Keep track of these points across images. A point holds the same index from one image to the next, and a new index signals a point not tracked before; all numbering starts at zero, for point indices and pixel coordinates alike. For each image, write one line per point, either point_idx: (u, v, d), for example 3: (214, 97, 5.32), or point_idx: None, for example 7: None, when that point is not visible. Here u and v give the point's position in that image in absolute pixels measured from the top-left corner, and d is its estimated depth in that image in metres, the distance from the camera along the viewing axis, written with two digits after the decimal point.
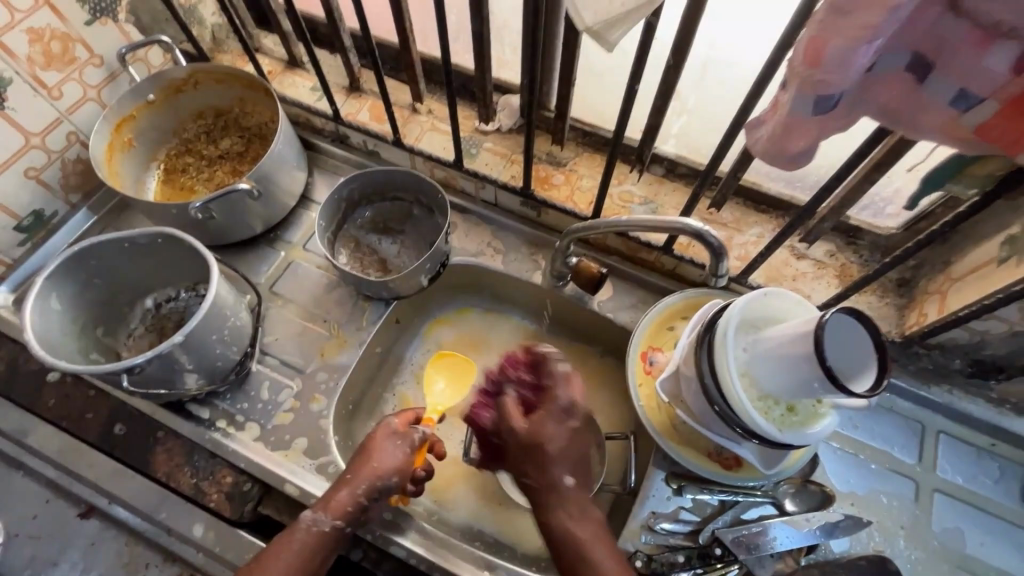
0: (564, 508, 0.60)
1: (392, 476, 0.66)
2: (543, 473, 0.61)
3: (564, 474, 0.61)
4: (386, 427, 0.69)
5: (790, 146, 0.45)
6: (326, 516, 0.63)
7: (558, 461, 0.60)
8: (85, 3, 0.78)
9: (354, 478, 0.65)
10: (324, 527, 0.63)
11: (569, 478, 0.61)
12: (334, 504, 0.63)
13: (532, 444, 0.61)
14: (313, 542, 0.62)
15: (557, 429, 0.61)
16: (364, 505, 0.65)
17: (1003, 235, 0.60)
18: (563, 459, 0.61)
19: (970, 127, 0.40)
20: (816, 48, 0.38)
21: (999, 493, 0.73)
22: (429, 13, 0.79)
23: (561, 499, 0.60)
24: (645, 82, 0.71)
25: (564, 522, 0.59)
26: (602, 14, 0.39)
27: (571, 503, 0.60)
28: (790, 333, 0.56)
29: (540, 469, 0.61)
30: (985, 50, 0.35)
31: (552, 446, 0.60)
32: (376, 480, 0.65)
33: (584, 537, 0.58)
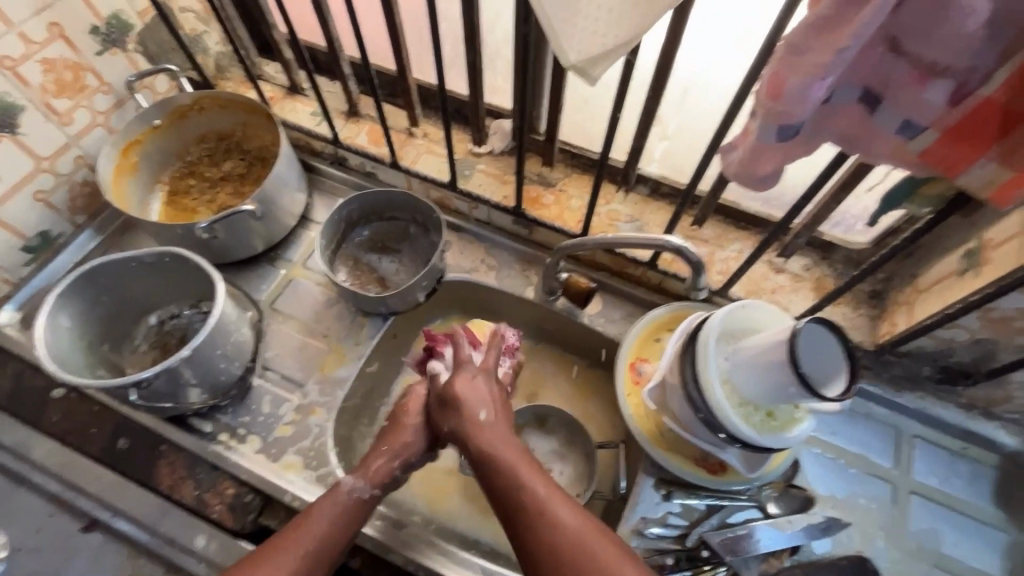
0: (489, 438, 0.64)
1: (423, 449, 0.71)
2: (461, 412, 0.68)
3: (477, 411, 0.67)
4: (416, 397, 0.74)
5: (759, 171, 0.49)
6: (366, 484, 0.65)
7: (467, 401, 0.68)
8: (96, 34, 0.82)
9: (390, 450, 0.69)
10: (364, 494, 0.65)
11: (483, 413, 0.67)
12: (371, 472, 0.67)
13: (450, 396, 0.69)
14: (353, 507, 0.64)
15: (467, 377, 0.71)
16: (397, 476, 0.69)
17: (963, 248, 0.65)
18: (474, 397, 0.68)
19: (915, 152, 0.45)
20: (778, 83, 0.42)
21: (971, 494, 0.76)
22: (425, 43, 0.84)
23: (484, 430, 0.65)
24: (629, 108, 0.76)
25: (490, 450, 0.63)
26: (585, 53, 0.43)
27: (488, 429, 0.65)
28: (767, 342, 0.60)
29: (454, 410, 0.68)
30: (925, 86, 0.40)
31: (463, 391, 0.69)
32: (408, 454, 0.70)
33: (516, 464, 0.60)
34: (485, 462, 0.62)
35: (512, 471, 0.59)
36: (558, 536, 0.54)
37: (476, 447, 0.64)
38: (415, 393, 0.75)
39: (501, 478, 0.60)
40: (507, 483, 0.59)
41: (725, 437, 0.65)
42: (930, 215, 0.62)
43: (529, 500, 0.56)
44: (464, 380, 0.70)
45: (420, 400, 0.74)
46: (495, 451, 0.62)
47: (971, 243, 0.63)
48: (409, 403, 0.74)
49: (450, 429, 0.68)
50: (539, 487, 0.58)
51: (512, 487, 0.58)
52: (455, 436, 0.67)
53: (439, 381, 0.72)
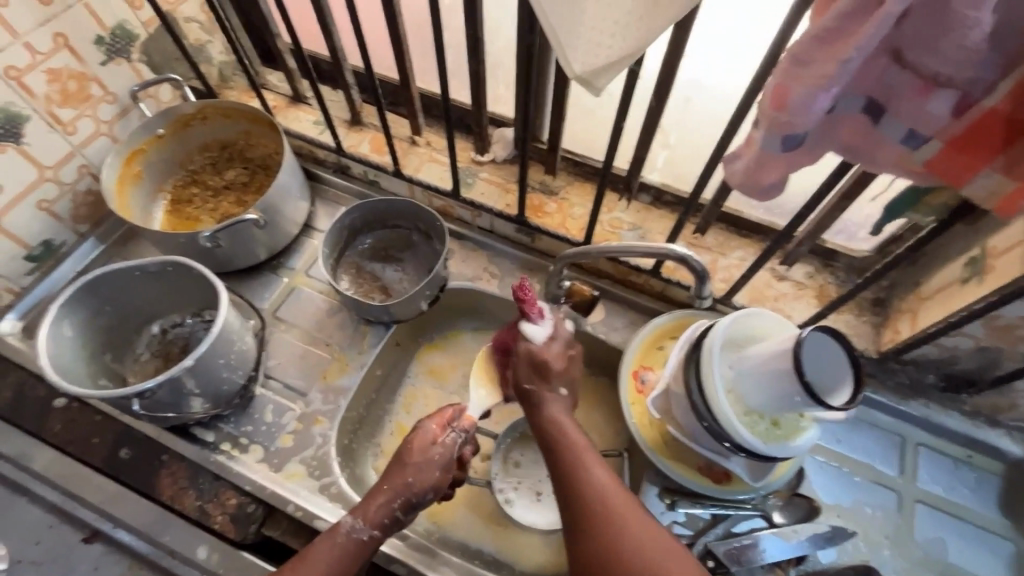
0: (559, 411, 0.66)
1: (428, 492, 0.66)
2: (545, 380, 0.68)
3: (560, 387, 0.68)
4: (421, 434, 0.69)
5: (764, 180, 0.49)
6: (364, 524, 0.64)
7: (552, 377, 0.67)
8: (101, 45, 0.83)
9: (391, 489, 0.66)
10: (363, 535, 0.64)
11: (562, 388, 0.68)
12: (371, 512, 0.64)
13: (538, 362, 0.67)
14: (353, 549, 0.63)
15: (552, 359, 0.67)
16: (399, 516, 0.66)
17: (966, 256, 0.65)
18: (563, 372, 0.68)
19: (920, 162, 0.45)
20: (781, 93, 0.42)
21: (976, 502, 0.76)
22: (428, 52, 0.85)
23: (557, 404, 0.67)
24: (631, 117, 0.76)
25: (559, 423, 0.65)
26: (590, 65, 0.43)
27: (561, 404, 0.67)
28: (771, 351, 0.60)
29: (543, 376, 0.67)
30: (929, 96, 0.40)
31: (555, 364, 0.67)
32: (410, 496, 0.65)
33: (579, 445, 0.63)
34: (552, 436, 0.65)
35: (575, 451, 0.62)
36: (614, 518, 0.56)
37: (548, 415, 0.66)
38: (423, 430, 0.69)
39: (563, 457, 0.62)
40: (568, 462, 0.61)
41: (731, 446, 0.65)
42: (933, 224, 0.62)
43: (589, 482, 0.59)
44: (554, 349, 0.68)
45: (428, 437, 0.68)
46: (565, 426, 0.65)
47: (974, 251, 0.63)
48: (414, 441, 0.68)
49: (529, 389, 0.68)
50: (599, 470, 0.60)
51: (573, 468, 0.61)
52: (531, 402, 0.68)
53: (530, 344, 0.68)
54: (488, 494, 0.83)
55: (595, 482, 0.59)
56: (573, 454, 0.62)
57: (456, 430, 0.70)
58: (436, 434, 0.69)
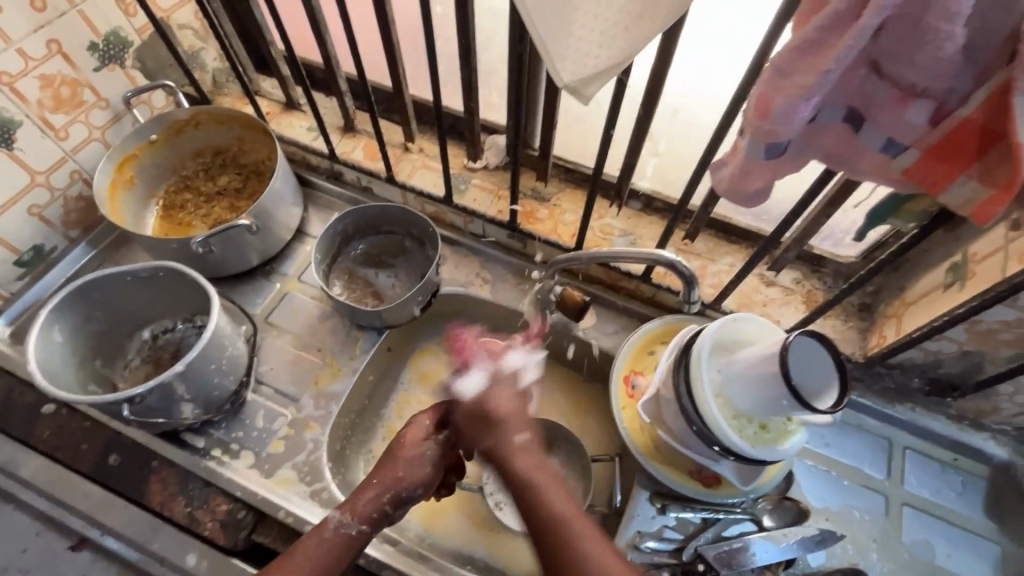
0: (522, 462, 0.59)
1: (418, 487, 0.66)
2: (494, 433, 0.62)
3: (516, 437, 0.61)
4: (417, 428, 0.68)
5: (749, 187, 0.50)
6: (353, 519, 0.64)
7: (504, 431, 0.62)
8: (95, 51, 0.83)
9: (382, 483, 0.65)
10: (352, 530, 0.63)
11: (522, 436, 0.62)
12: (361, 507, 0.64)
13: (482, 411, 0.64)
14: (341, 544, 0.63)
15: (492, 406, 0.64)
16: (388, 511, 0.65)
17: (948, 262, 0.66)
18: (514, 419, 0.63)
19: (899, 170, 0.46)
20: (764, 103, 0.43)
21: (962, 505, 0.77)
22: (421, 60, 0.86)
23: (520, 456, 0.60)
24: (621, 125, 0.77)
25: (532, 481, 0.58)
26: (578, 73, 0.44)
27: (523, 453, 0.61)
28: (759, 355, 0.61)
29: (489, 429, 0.63)
30: (906, 106, 0.41)
31: (500, 414, 0.63)
32: (400, 489, 0.65)
33: (563, 513, 0.56)
34: (530, 503, 0.57)
35: (559, 518, 0.56)
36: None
37: (514, 471, 0.59)
38: (415, 425, 0.69)
39: (546, 528, 0.56)
40: (552, 534, 0.55)
41: (720, 450, 0.65)
42: (914, 230, 0.63)
43: (579, 556, 0.53)
44: (495, 398, 0.65)
45: (421, 432, 0.68)
46: (538, 483, 0.58)
47: (956, 257, 0.65)
48: (407, 434, 0.68)
49: (483, 447, 0.63)
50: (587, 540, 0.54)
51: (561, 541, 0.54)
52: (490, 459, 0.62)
53: (467, 399, 0.66)
54: (480, 499, 0.83)
55: (588, 557, 0.53)
56: (557, 523, 0.55)
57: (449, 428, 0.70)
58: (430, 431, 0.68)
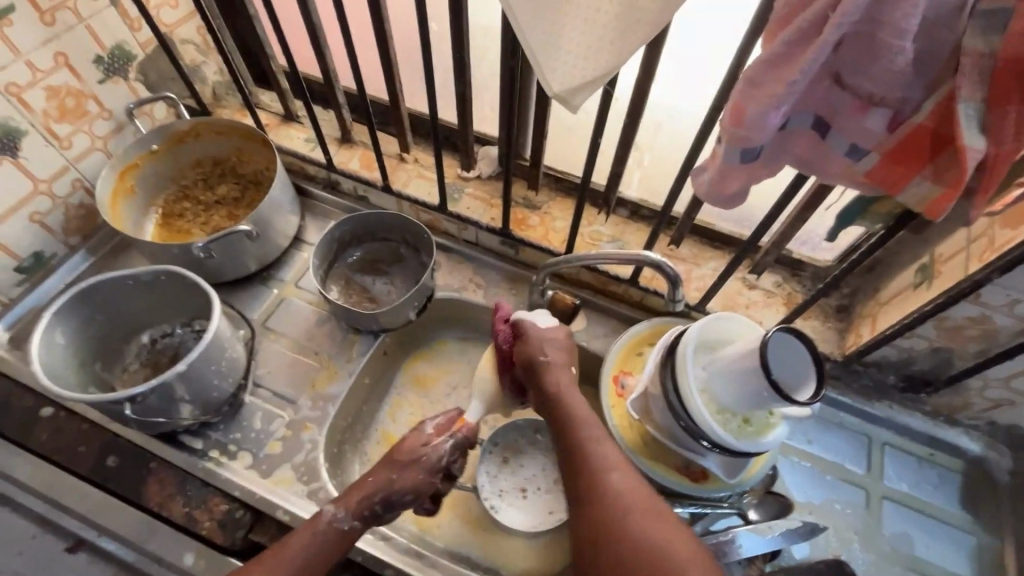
0: (560, 374, 0.70)
1: (407, 493, 0.67)
2: (546, 355, 0.71)
3: (559, 363, 0.71)
4: (417, 435, 0.72)
5: (727, 190, 0.53)
6: (346, 513, 0.66)
7: (555, 348, 0.71)
8: (100, 64, 0.86)
9: (377, 478, 0.68)
10: (345, 525, 0.65)
11: (567, 366, 0.71)
12: (354, 501, 0.66)
13: (537, 337, 0.72)
14: (334, 537, 0.65)
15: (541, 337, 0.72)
16: (377, 511, 0.67)
17: (916, 263, 0.70)
18: (561, 350, 0.72)
19: (862, 173, 0.50)
20: (738, 112, 0.47)
21: (939, 498, 0.80)
22: (417, 74, 0.89)
23: (562, 370, 0.70)
24: (609, 137, 0.81)
25: (564, 398, 0.68)
26: (568, 84, 0.48)
27: (564, 378, 0.70)
28: (741, 351, 0.64)
29: (538, 356, 0.71)
30: (866, 114, 0.45)
31: (555, 339, 0.72)
32: (391, 492, 0.67)
33: (588, 422, 0.65)
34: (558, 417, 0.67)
35: (582, 428, 0.65)
36: (610, 485, 0.59)
37: (555, 385, 0.69)
38: (418, 434, 0.72)
39: (568, 431, 0.65)
40: (577, 435, 0.64)
41: (707, 444, 0.68)
42: (882, 232, 0.68)
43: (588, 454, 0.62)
44: (550, 333, 0.73)
45: (420, 439, 0.72)
46: (568, 396, 0.68)
47: (924, 258, 0.69)
48: (406, 441, 0.71)
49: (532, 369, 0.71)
50: (600, 439, 0.64)
51: (580, 439, 0.64)
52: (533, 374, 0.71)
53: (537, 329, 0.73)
54: (475, 500, 0.85)
55: (601, 458, 0.61)
56: (580, 428, 0.65)
57: (451, 437, 0.72)
58: (433, 437, 0.72)
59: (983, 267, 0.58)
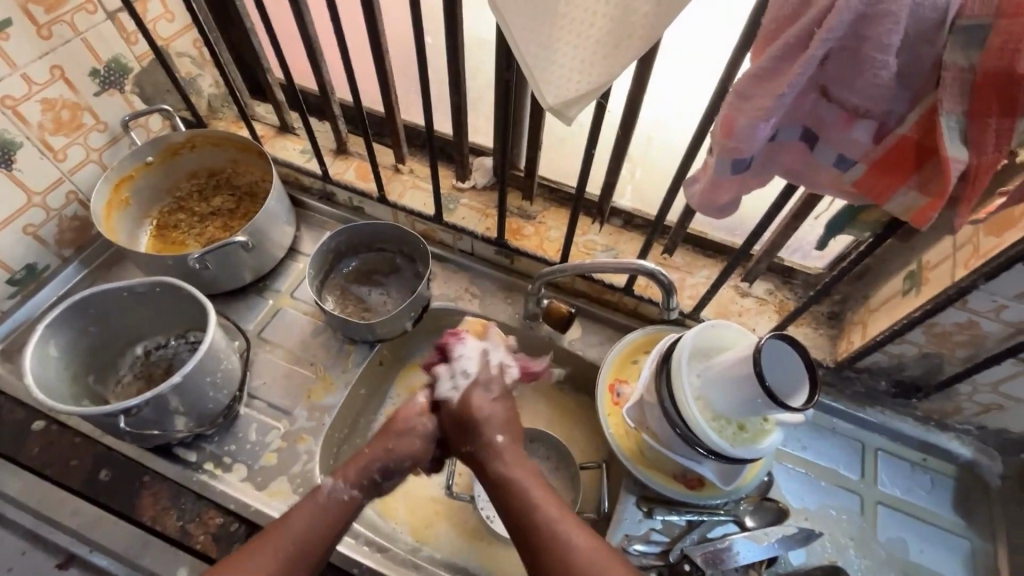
0: (501, 452, 0.68)
1: (405, 459, 0.69)
2: (478, 434, 0.69)
3: (494, 434, 0.69)
4: (410, 408, 0.72)
5: (718, 199, 0.54)
6: (344, 484, 0.66)
7: (485, 419, 0.69)
8: (96, 76, 0.86)
9: (373, 451, 0.68)
10: (344, 494, 0.65)
11: (504, 436, 0.69)
12: (351, 474, 0.67)
13: (464, 415, 0.70)
14: (334, 509, 0.64)
15: (482, 396, 0.71)
16: (377, 480, 0.68)
17: (904, 271, 0.72)
18: (492, 421, 0.70)
19: (850, 182, 0.51)
20: (729, 123, 0.48)
21: (933, 503, 0.81)
22: (413, 87, 0.91)
23: (502, 446, 0.68)
24: (602, 148, 0.83)
25: (510, 473, 0.66)
26: (562, 97, 0.49)
27: (506, 454, 0.68)
28: (735, 358, 0.65)
29: (472, 433, 0.69)
30: (852, 126, 0.46)
31: (480, 412, 0.69)
32: (388, 459, 0.68)
33: (542, 503, 0.62)
34: (507, 500, 0.64)
35: (533, 506, 0.62)
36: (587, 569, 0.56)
37: (496, 464, 0.67)
38: (408, 407, 0.72)
39: (524, 517, 0.62)
40: (532, 526, 0.60)
41: (704, 451, 0.68)
42: (871, 240, 0.69)
43: (546, 534, 0.59)
44: (477, 403, 0.70)
45: (413, 410, 0.72)
46: (512, 474, 0.66)
47: (912, 265, 0.70)
48: (400, 412, 0.72)
49: (470, 451, 0.69)
50: (560, 521, 0.60)
51: (536, 531, 0.60)
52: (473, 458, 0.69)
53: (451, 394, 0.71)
54: (471, 511, 0.84)
55: (558, 533, 0.59)
56: (536, 515, 0.61)
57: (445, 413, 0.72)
58: (424, 409, 0.73)
59: (968, 274, 0.60)
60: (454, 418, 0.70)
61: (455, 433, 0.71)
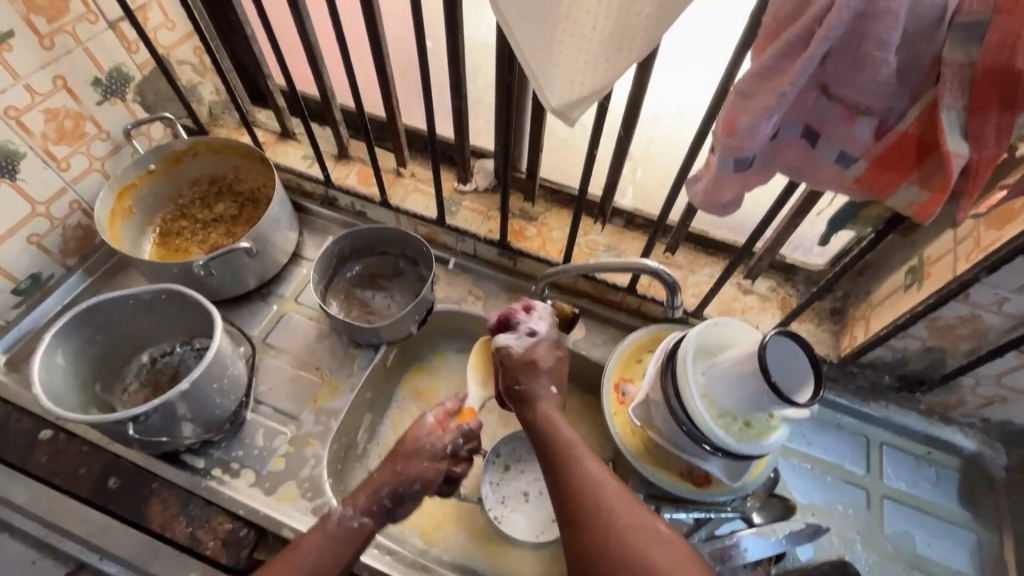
0: (546, 399, 0.71)
1: (415, 482, 0.69)
2: (535, 378, 0.72)
3: (547, 381, 0.72)
4: (420, 426, 0.74)
5: (721, 198, 0.55)
6: (355, 511, 0.66)
7: (544, 368, 0.73)
8: (98, 86, 0.86)
9: (382, 477, 0.69)
10: (353, 522, 0.66)
11: (554, 386, 0.73)
12: (362, 500, 0.67)
13: (528, 362, 0.72)
14: (345, 537, 0.65)
15: (546, 349, 0.74)
16: (388, 506, 0.68)
17: (906, 265, 0.72)
18: (549, 370, 0.73)
19: (851, 178, 0.52)
20: (731, 122, 0.48)
21: (938, 495, 0.81)
22: (414, 92, 0.91)
23: (549, 395, 0.72)
24: (604, 149, 0.83)
25: (552, 416, 0.69)
26: (565, 99, 0.49)
27: (553, 401, 0.71)
28: (740, 355, 0.65)
29: (531, 377, 0.72)
30: (854, 123, 0.46)
31: (541, 359, 0.73)
32: (397, 483, 0.68)
33: (575, 445, 0.65)
34: (543, 434, 0.68)
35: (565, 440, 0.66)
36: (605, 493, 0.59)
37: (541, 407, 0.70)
38: (420, 427, 0.73)
39: (555, 449, 0.65)
40: (559, 451, 0.65)
41: (710, 449, 0.69)
42: (872, 235, 0.69)
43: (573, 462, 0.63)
44: (543, 352, 0.74)
45: (424, 429, 0.73)
46: (556, 417, 0.69)
47: (913, 260, 0.71)
48: (410, 432, 0.73)
49: (521, 390, 0.72)
50: (589, 460, 0.63)
51: (563, 457, 0.64)
52: (523, 398, 0.72)
53: (519, 348, 0.73)
54: (479, 513, 0.85)
55: (584, 463, 0.62)
56: (567, 446, 0.65)
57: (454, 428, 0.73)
58: (435, 428, 0.74)
59: (970, 267, 0.60)
60: (514, 362, 0.73)
61: (509, 375, 0.73)
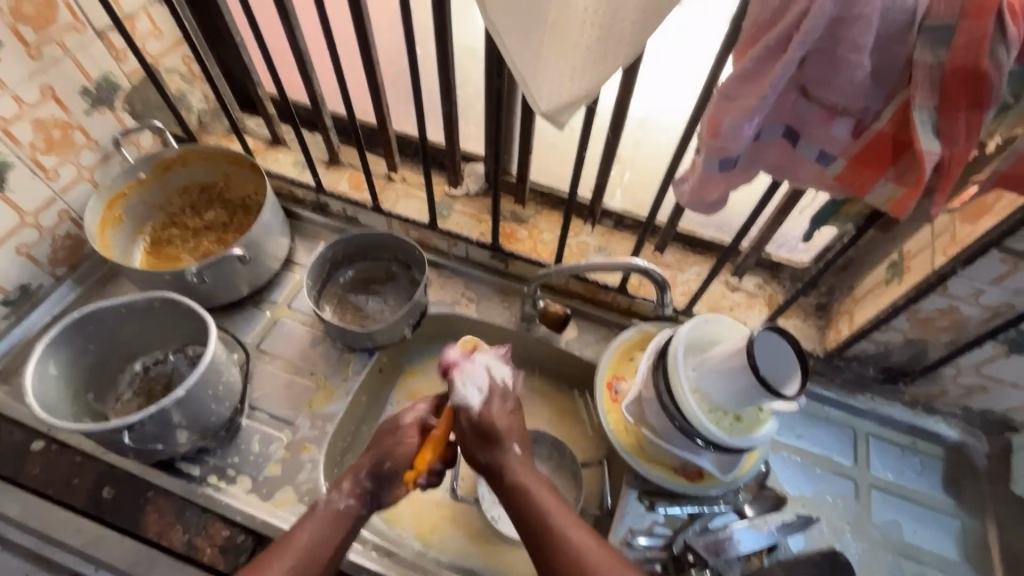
0: (517, 466, 0.68)
1: (388, 460, 0.69)
2: (498, 445, 0.69)
3: (511, 445, 0.69)
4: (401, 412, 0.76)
5: (707, 198, 0.56)
6: (340, 494, 0.67)
7: (506, 434, 0.69)
8: (86, 95, 0.86)
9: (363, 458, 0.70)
10: (341, 504, 0.67)
11: (518, 448, 0.69)
12: (347, 482, 0.68)
13: (487, 430, 0.68)
14: (333, 521, 0.66)
15: (501, 410, 0.70)
16: (370, 487, 0.68)
17: (887, 260, 0.75)
18: (512, 432, 0.69)
19: (831, 176, 0.53)
20: (715, 124, 0.50)
21: (923, 484, 0.83)
22: (404, 97, 0.92)
23: (518, 461, 0.68)
24: (592, 152, 0.85)
25: (526, 484, 0.66)
26: (553, 102, 0.51)
27: (520, 466, 0.68)
28: (729, 349, 0.67)
29: (489, 447, 0.69)
30: (832, 123, 0.48)
31: (500, 425, 0.68)
32: (377, 462, 0.69)
33: (553, 511, 0.63)
34: (519, 505, 0.65)
35: (543, 512, 0.63)
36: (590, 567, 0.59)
37: (514, 476, 0.67)
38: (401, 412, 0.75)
39: (534, 522, 0.63)
40: (539, 523, 0.63)
41: (702, 443, 0.70)
42: (853, 231, 0.71)
43: (554, 536, 0.61)
44: (495, 413, 0.69)
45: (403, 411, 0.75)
46: (527, 486, 0.66)
47: (893, 255, 0.73)
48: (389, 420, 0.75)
49: (487, 462, 0.69)
50: (572, 528, 0.62)
51: (542, 532, 0.62)
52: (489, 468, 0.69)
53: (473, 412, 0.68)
54: (476, 513, 0.85)
55: (565, 535, 0.61)
56: (546, 518, 0.63)
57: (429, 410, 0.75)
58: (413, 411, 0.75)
59: (947, 261, 0.63)
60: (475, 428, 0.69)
61: (472, 443, 0.70)
